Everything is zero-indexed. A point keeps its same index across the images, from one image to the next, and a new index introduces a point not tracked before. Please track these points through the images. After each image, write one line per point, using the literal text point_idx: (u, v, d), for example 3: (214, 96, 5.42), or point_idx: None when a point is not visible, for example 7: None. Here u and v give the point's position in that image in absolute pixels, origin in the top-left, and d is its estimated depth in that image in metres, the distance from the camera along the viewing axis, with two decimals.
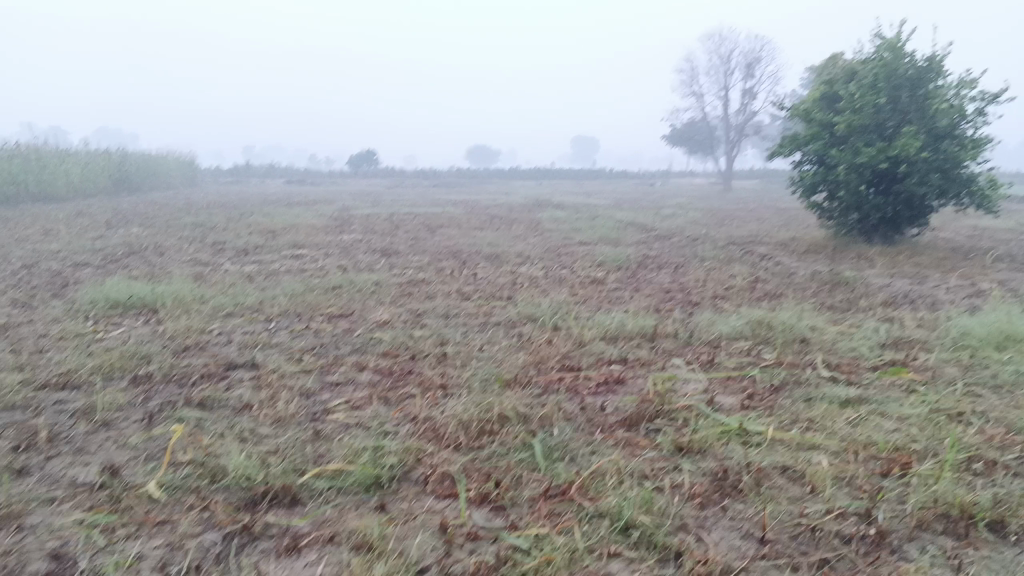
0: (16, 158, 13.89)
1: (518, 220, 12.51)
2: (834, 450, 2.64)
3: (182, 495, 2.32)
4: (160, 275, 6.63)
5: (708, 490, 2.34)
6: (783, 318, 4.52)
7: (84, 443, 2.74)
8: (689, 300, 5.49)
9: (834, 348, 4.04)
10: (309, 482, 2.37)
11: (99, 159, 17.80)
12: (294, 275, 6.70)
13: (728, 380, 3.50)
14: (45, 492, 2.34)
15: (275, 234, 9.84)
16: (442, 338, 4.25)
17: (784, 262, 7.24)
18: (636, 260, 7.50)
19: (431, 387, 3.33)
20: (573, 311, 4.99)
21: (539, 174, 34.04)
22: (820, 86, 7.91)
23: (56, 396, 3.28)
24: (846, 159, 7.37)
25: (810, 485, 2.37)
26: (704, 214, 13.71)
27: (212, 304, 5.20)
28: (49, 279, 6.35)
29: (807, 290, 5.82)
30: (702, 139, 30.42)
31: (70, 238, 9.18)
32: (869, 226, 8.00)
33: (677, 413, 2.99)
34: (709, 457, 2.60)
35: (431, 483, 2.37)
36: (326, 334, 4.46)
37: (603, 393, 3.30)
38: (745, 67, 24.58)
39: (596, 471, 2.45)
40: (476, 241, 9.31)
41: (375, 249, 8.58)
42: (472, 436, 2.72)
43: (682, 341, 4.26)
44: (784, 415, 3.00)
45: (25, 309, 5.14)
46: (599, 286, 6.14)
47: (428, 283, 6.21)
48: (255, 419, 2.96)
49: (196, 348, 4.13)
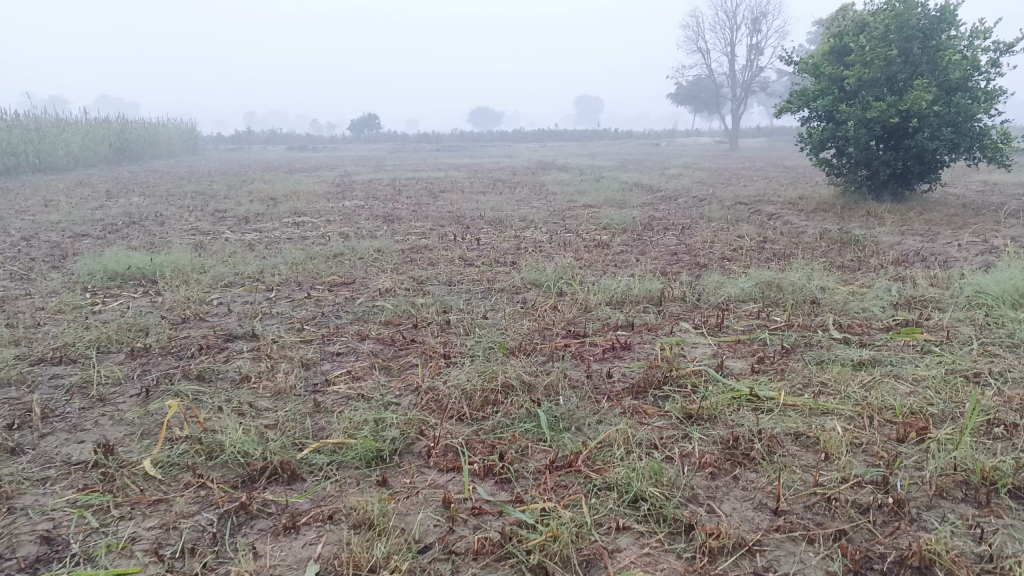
0: (15, 129, 13.69)
1: (522, 183, 12.37)
2: (848, 415, 2.57)
3: (178, 472, 2.26)
4: (160, 245, 6.53)
5: (719, 458, 2.27)
6: (792, 279, 4.43)
7: (79, 420, 2.68)
8: (697, 262, 5.39)
9: (846, 310, 3.95)
10: (308, 457, 2.30)
11: (98, 128, 17.57)
12: (296, 243, 6.62)
13: (738, 344, 3.42)
14: (38, 471, 2.28)
15: (277, 202, 9.73)
16: (445, 305, 4.18)
17: (793, 222, 7.11)
18: (641, 223, 7.38)
19: (433, 356, 3.25)
20: (578, 276, 4.90)
21: (543, 135, 33.71)
22: (830, 39, 7.70)
23: (52, 371, 3.22)
24: (856, 114, 7.20)
25: (825, 452, 2.30)
26: (710, 174, 13.50)
27: (212, 274, 5.13)
28: (48, 251, 6.27)
29: (817, 250, 5.71)
30: (708, 97, 30.01)
31: (70, 208, 9.09)
32: (878, 183, 7.84)
33: (685, 379, 2.91)
34: (719, 425, 2.53)
35: (433, 455, 2.30)
36: (328, 303, 4.39)
37: (609, 359, 3.23)
38: (751, 22, 24.13)
39: (603, 442, 2.38)
40: (480, 205, 9.21)
41: (377, 215, 8.49)
42: (475, 407, 2.65)
43: (689, 304, 4.18)
44: (796, 379, 2.92)
45: (24, 282, 5.07)
46: (604, 249, 6.04)
47: (431, 250, 6.11)
48: (254, 392, 2.90)
49: (195, 319, 4.05)
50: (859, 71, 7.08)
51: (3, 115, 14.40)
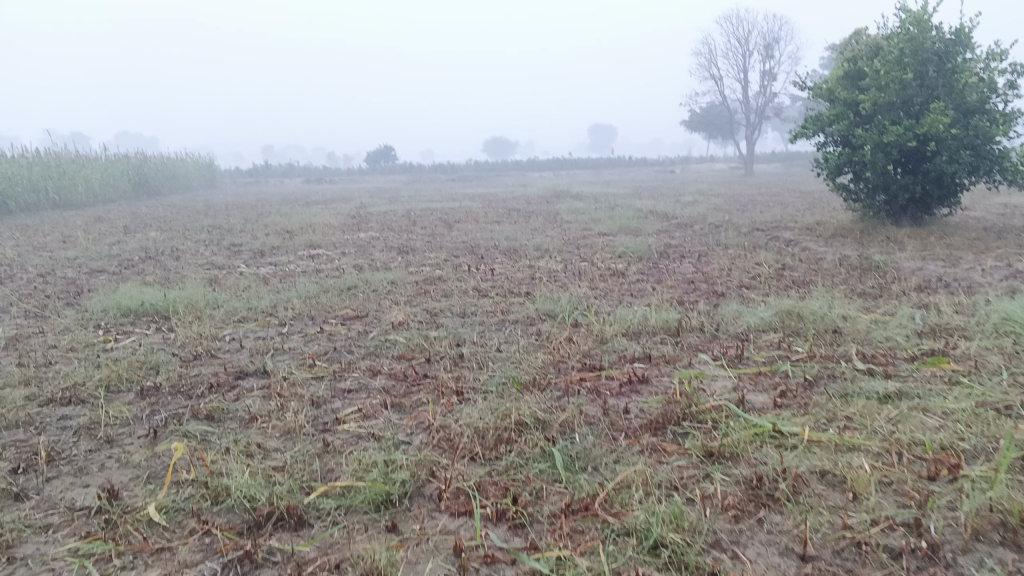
0: (35, 166, 13.85)
1: (536, 212, 12.34)
2: (875, 452, 2.47)
3: (183, 518, 2.20)
4: (175, 280, 6.53)
5: (743, 500, 2.18)
6: (813, 307, 4.34)
7: (85, 463, 2.62)
8: (714, 291, 5.31)
9: (868, 339, 3.85)
10: (315, 501, 2.24)
11: (118, 164, 17.77)
12: (310, 276, 6.60)
13: (759, 376, 3.33)
14: (40, 518, 2.22)
15: (292, 235, 9.74)
16: (459, 338, 4.11)
17: (811, 248, 7.02)
18: (657, 251, 7.31)
19: (445, 392, 3.18)
20: (594, 306, 4.83)
21: (557, 163, 33.80)
22: (844, 64, 7.65)
23: (60, 412, 3.17)
24: (872, 138, 7.13)
25: (852, 492, 2.21)
26: (727, 201, 13.43)
27: (225, 309, 5.10)
28: (64, 288, 6.28)
29: (837, 276, 5.62)
30: (723, 123, 30.02)
31: (88, 244, 9.14)
32: (897, 208, 7.73)
33: (705, 414, 2.82)
34: (741, 463, 2.43)
35: (444, 499, 2.23)
36: (341, 337, 4.34)
37: (626, 394, 3.14)
38: (763, 48, 24.18)
39: (621, 483, 2.30)
40: (494, 235, 9.19)
41: (391, 247, 8.48)
42: (488, 446, 2.57)
43: (708, 334, 4.09)
44: (820, 413, 2.83)
45: (38, 320, 5.06)
46: (620, 278, 5.97)
47: (445, 281, 6.07)
48: (263, 432, 2.84)
49: (206, 356, 4.01)
50: (874, 94, 7.02)
51: (24, 151, 14.58)
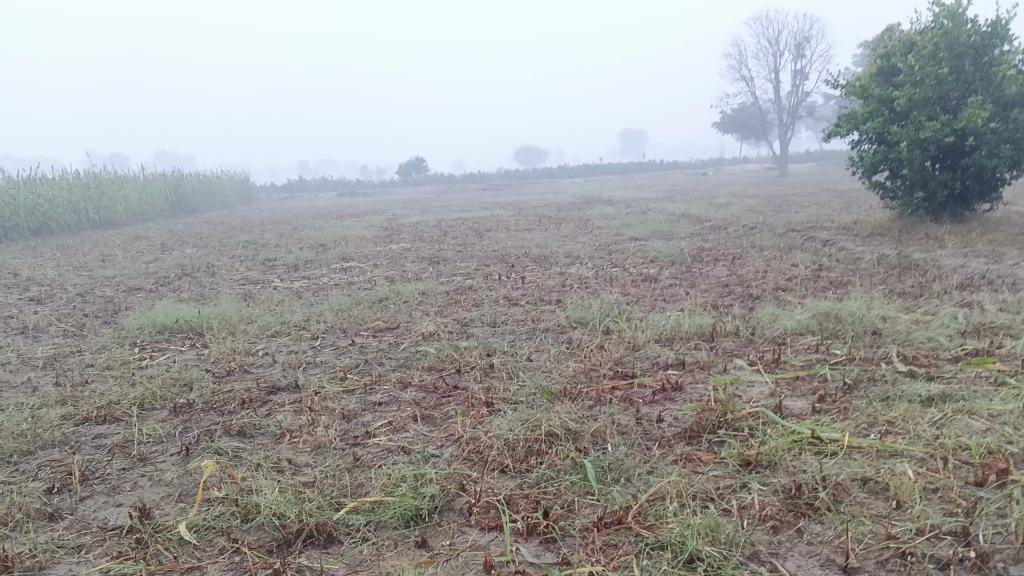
0: (76, 187, 14.14)
1: (568, 219, 12.30)
2: (919, 457, 2.39)
3: (213, 537, 2.19)
4: (209, 296, 6.59)
5: (782, 510, 2.12)
6: (851, 308, 4.24)
7: (118, 482, 2.63)
8: (749, 294, 5.22)
9: (909, 340, 3.74)
10: (344, 517, 2.22)
11: (156, 183, 18.09)
12: (342, 289, 6.63)
13: (797, 381, 3.24)
14: (73, 538, 2.23)
15: (326, 248, 9.81)
16: (489, 348, 4.08)
17: (849, 247, 6.89)
18: (690, 254, 7.22)
19: (475, 403, 3.15)
20: (626, 313, 4.77)
21: (587, 169, 33.73)
22: (877, 61, 7.51)
23: (96, 430, 3.19)
24: (909, 134, 6.97)
25: (896, 500, 2.13)
26: (760, 202, 13.25)
27: (258, 324, 5.13)
28: (102, 306, 6.37)
29: (875, 276, 5.50)
30: (755, 124, 29.71)
31: (125, 262, 9.28)
32: (936, 205, 7.55)
33: (741, 422, 2.75)
34: (779, 472, 2.37)
35: (474, 513, 2.19)
36: (372, 350, 4.33)
37: (660, 402, 3.08)
38: (794, 47, 23.90)
39: (655, 494, 2.24)
40: (526, 243, 9.16)
41: (423, 257, 8.49)
42: (519, 458, 2.54)
43: (743, 339, 4.01)
44: (860, 418, 2.74)
45: (76, 339, 5.13)
46: (652, 283, 5.90)
47: (476, 290, 6.05)
48: (293, 447, 2.83)
49: (239, 371, 4.02)
50: (909, 90, 6.87)
51: (65, 174, 14.90)
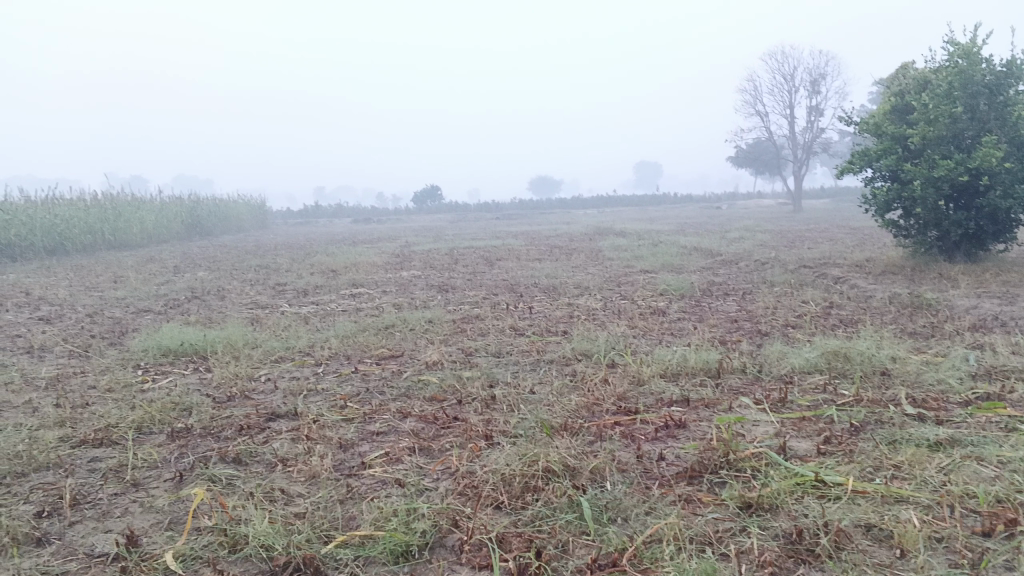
0: (93, 209, 14.26)
1: (579, 249, 12.30)
2: (925, 504, 2.33)
3: (199, 567, 2.16)
4: (217, 320, 6.59)
5: (781, 556, 2.06)
6: (861, 347, 4.18)
7: (108, 507, 2.60)
8: (758, 330, 5.17)
9: (919, 381, 3.68)
10: (333, 551, 2.18)
11: (173, 206, 18.24)
12: (350, 315, 6.63)
13: (803, 422, 3.18)
14: (58, 565, 2.20)
15: (336, 274, 9.84)
16: (493, 379, 4.05)
17: (860, 285, 6.83)
18: (700, 288, 7.18)
19: (473, 436, 3.11)
20: (632, 346, 4.72)
21: (601, 201, 33.82)
22: (891, 98, 7.50)
23: (91, 454, 3.16)
24: (922, 172, 6.93)
25: (900, 549, 2.07)
26: (773, 237, 13.21)
27: (263, 349, 5.11)
28: (110, 328, 6.38)
29: (886, 315, 5.44)
30: (770, 159, 29.74)
31: (138, 284, 9.33)
32: (950, 243, 7.48)
33: (744, 463, 2.70)
34: (781, 516, 2.31)
35: (465, 551, 2.15)
36: (375, 378, 4.30)
37: (662, 439, 3.03)
38: (809, 84, 23.99)
39: (652, 536, 2.19)
40: (536, 272, 9.15)
41: (432, 285, 8.48)
42: (515, 494, 2.49)
43: (750, 377, 3.95)
44: (866, 461, 2.68)
45: (81, 359, 5.12)
46: (660, 316, 5.86)
47: (483, 319, 6.03)
48: (288, 477, 2.80)
49: (240, 397, 3.99)
50: (923, 128, 6.85)
51: (83, 195, 15.04)
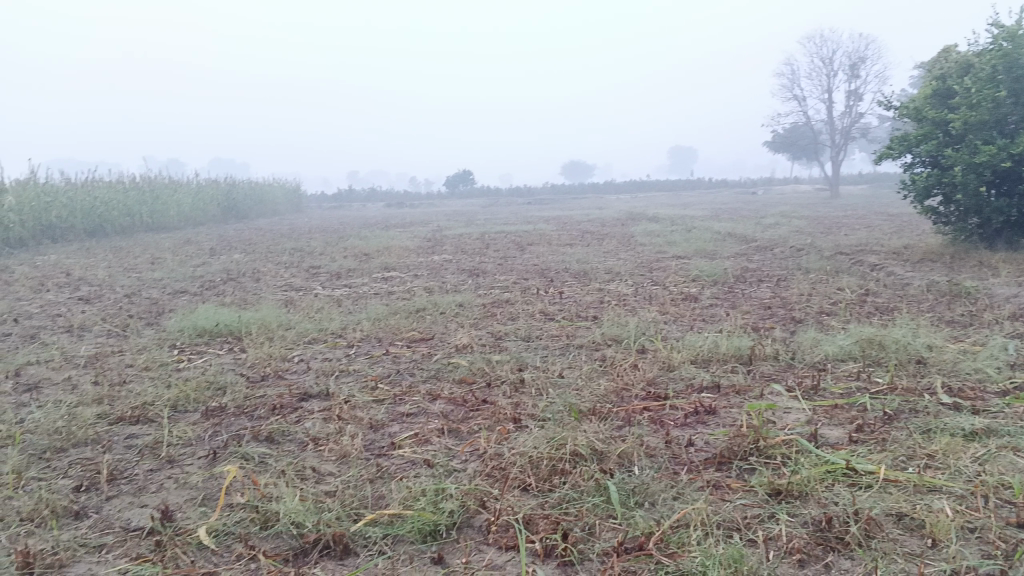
0: (132, 191, 14.50)
1: (611, 234, 12.24)
2: (959, 494, 2.29)
3: (231, 542, 2.20)
4: (252, 301, 6.68)
5: (810, 544, 2.05)
6: (896, 335, 4.12)
7: (144, 482, 2.66)
8: (791, 317, 5.11)
9: (956, 370, 3.62)
10: (362, 529, 2.20)
11: (209, 189, 18.48)
12: (381, 298, 6.67)
13: (835, 410, 3.15)
14: (95, 538, 2.25)
15: (369, 257, 9.91)
16: (522, 362, 4.05)
17: (898, 272, 6.71)
18: (733, 274, 7.11)
19: (502, 419, 3.12)
20: (662, 332, 4.69)
21: (634, 186, 33.61)
22: (933, 82, 7.34)
23: (128, 431, 3.22)
24: (963, 158, 6.78)
25: (931, 538, 2.05)
26: (809, 223, 13.03)
27: (296, 331, 5.17)
28: (147, 308, 6.49)
29: (923, 303, 5.35)
30: (807, 144, 29.29)
31: (175, 266, 9.47)
32: (991, 231, 7.31)
33: (774, 449, 2.67)
34: (810, 503, 2.29)
35: (492, 532, 2.17)
36: (405, 360, 4.33)
37: (691, 425, 3.01)
38: (848, 68, 23.57)
39: (679, 521, 2.19)
40: (567, 257, 9.13)
41: (464, 269, 8.51)
42: (542, 477, 2.50)
43: (782, 363, 3.91)
44: (899, 450, 2.65)
45: (119, 339, 5.22)
46: (692, 302, 5.82)
47: (513, 304, 6.04)
48: (319, 455, 2.83)
49: (273, 377, 4.04)
50: (965, 113, 6.70)
51: (122, 178, 15.30)
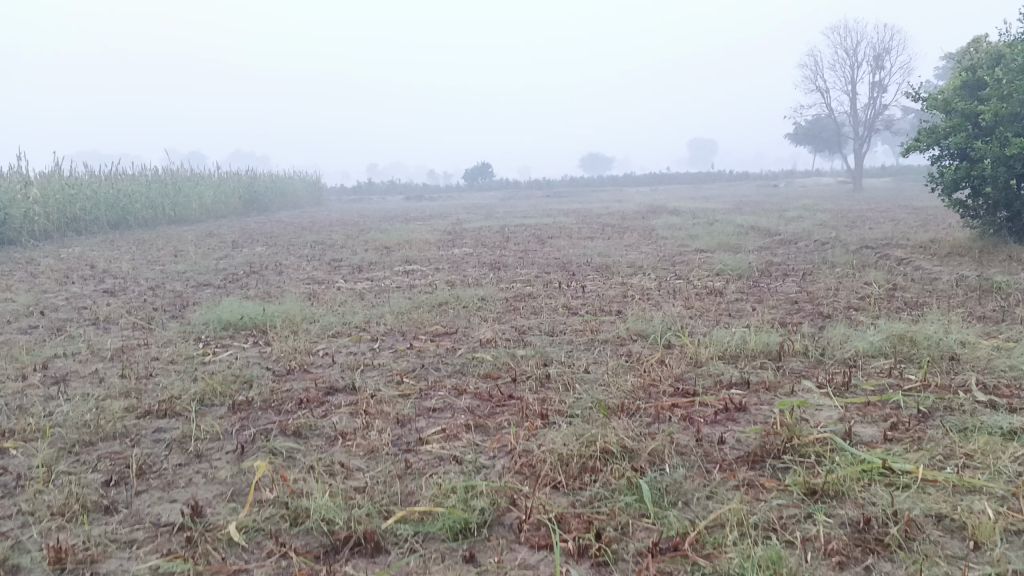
0: (155, 184, 14.58)
1: (632, 228, 12.16)
2: (999, 495, 2.24)
3: (262, 539, 2.19)
4: (275, 294, 6.69)
5: (850, 546, 2.01)
6: (928, 332, 4.04)
7: (173, 477, 2.66)
8: (819, 312, 5.04)
9: (990, 367, 3.55)
10: (392, 526, 2.19)
11: (230, 181, 18.55)
12: (403, 292, 6.66)
13: (867, 407, 3.10)
14: (126, 533, 2.25)
15: (390, 251, 9.90)
16: (547, 357, 4.02)
17: (926, 267, 6.61)
18: (758, 268, 7.04)
19: (529, 415, 3.09)
20: (689, 327, 4.65)
21: (654, 178, 33.43)
22: (962, 73, 7.21)
23: (156, 424, 3.23)
24: (993, 150, 6.66)
25: (974, 541, 2.00)
26: (833, 217, 12.89)
27: (320, 324, 5.17)
28: (170, 301, 6.50)
29: (953, 298, 5.26)
30: (830, 136, 28.99)
31: (197, 259, 9.51)
32: (1021, 225, 7.19)
33: (808, 448, 2.63)
34: (848, 503, 2.25)
35: (525, 531, 2.14)
36: (430, 354, 4.31)
37: (722, 422, 2.97)
38: (873, 59, 23.27)
39: (714, 521, 2.15)
40: (588, 251, 9.08)
41: (484, 263, 8.48)
42: (572, 475, 2.47)
43: (812, 360, 3.85)
44: (935, 449, 2.60)
45: (144, 332, 5.24)
46: (717, 297, 5.75)
47: (535, 298, 6.01)
48: (346, 451, 2.82)
49: (300, 370, 4.04)
50: (996, 104, 6.57)
51: (145, 170, 15.38)
